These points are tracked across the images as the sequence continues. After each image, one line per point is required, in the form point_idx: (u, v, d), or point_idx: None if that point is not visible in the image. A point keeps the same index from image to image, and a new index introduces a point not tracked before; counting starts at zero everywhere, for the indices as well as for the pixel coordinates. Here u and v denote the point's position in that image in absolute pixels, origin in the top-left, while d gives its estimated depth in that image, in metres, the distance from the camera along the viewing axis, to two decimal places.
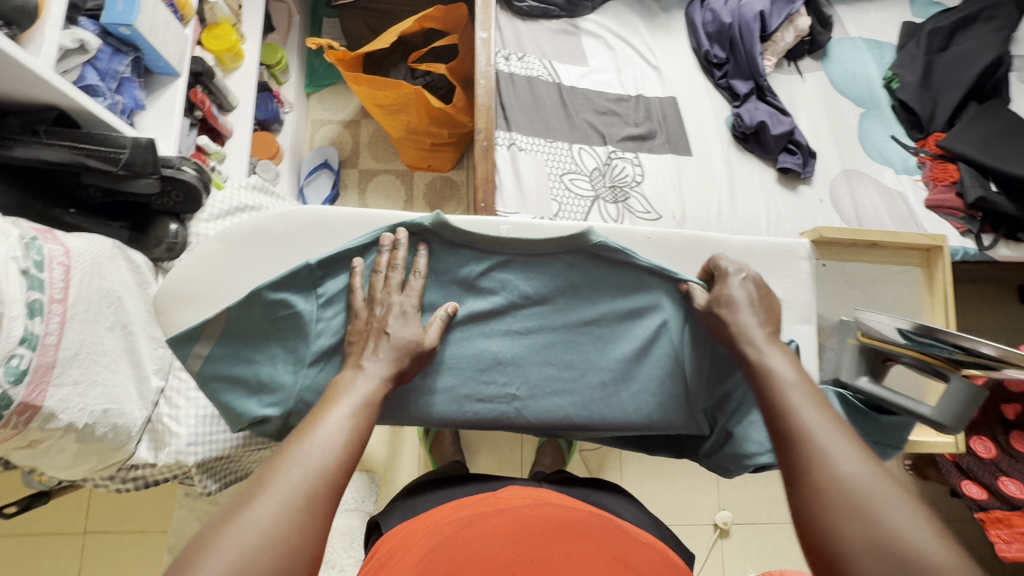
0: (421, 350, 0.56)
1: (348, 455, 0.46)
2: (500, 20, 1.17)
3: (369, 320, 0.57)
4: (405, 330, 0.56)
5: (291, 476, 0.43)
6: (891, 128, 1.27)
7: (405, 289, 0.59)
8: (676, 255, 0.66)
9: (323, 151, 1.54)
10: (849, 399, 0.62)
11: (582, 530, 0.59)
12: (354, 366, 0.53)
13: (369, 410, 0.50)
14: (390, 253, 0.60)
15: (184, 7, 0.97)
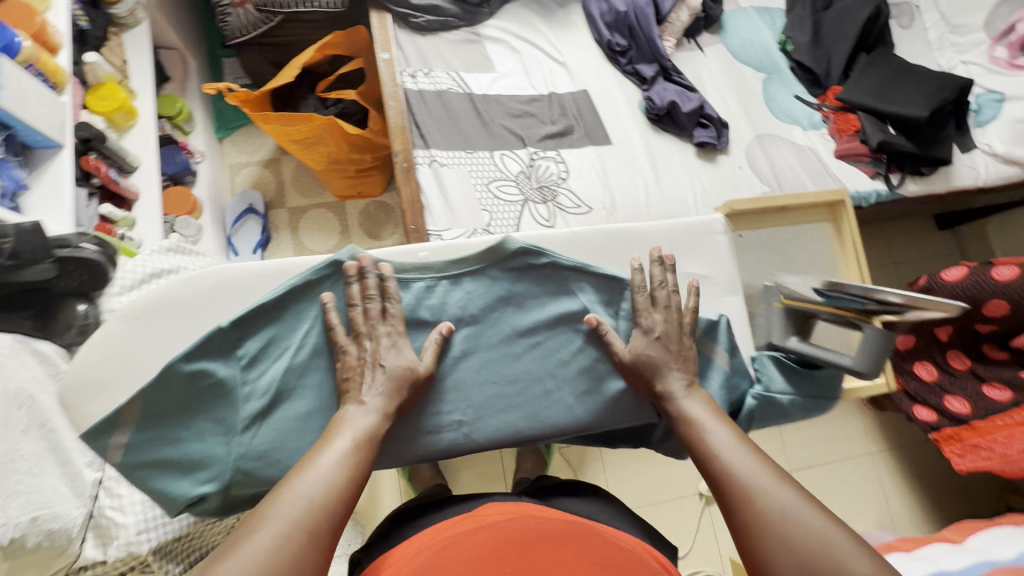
0: (415, 376, 0.56)
1: (348, 486, 0.48)
2: (400, 38, 1.15)
3: (361, 355, 0.56)
4: (400, 360, 0.56)
5: (291, 508, 0.44)
6: (793, 88, 1.32)
7: (387, 317, 0.58)
8: (599, 250, 0.67)
9: (247, 195, 1.49)
10: (782, 359, 0.65)
11: (564, 539, 0.58)
12: (355, 401, 0.54)
13: (369, 440, 0.52)
14: (361, 282, 0.58)
15: (57, 73, 0.88)
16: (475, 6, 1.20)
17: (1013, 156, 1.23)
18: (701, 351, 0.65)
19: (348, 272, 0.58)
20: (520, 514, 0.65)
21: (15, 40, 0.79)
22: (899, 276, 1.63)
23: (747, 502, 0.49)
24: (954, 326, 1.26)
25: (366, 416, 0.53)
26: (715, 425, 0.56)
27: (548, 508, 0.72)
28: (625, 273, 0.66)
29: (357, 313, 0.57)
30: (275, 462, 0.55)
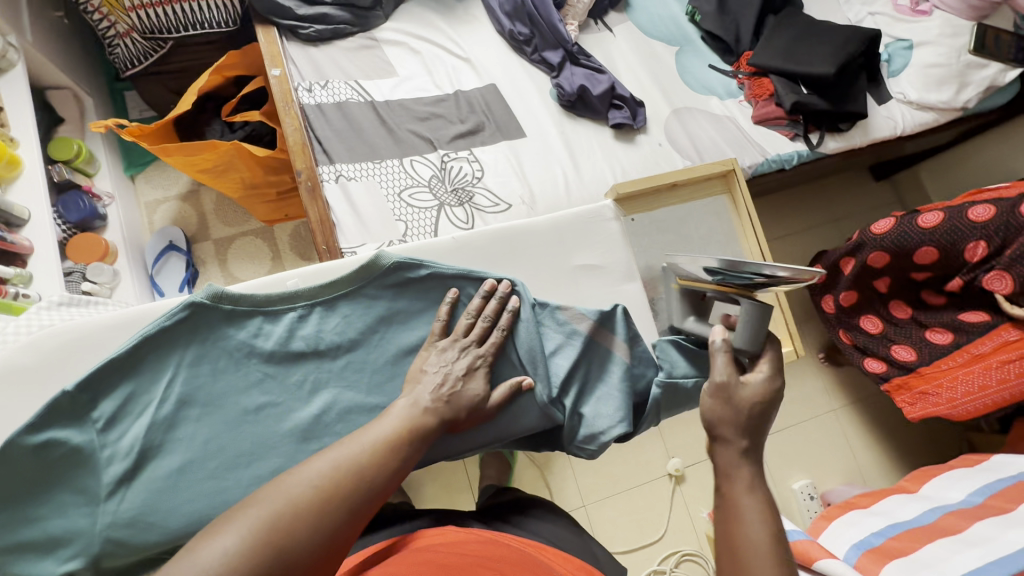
0: (478, 406, 0.56)
1: (367, 475, 0.46)
2: (291, 52, 1.10)
3: (450, 366, 0.56)
4: (472, 386, 0.56)
5: (317, 469, 0.44)
6: (707, 58, 1.31)
7: (483, 340, 0.59)
8: (484, 253, 0.64)
9: (166, 232, 1.42)
10: (682, 342, 0.65)
11: (493, 563, 0.55)
12: (410, 394, 0.53)
13: (415, 427, 0.51)
14: (490, 301, 0.60)
15: None
16: (367, 11, 1.16)
17: (927, 101, 1.23)
18: (599, 343, 0.63)
19: (488, 289, 0.60)
20: (460, 539, 0.62)
21: None
22: (840, 232, 1.64)
23: None
24: (891, 277, 1.23)
25: (408, 403, 0.52)
26: (754, 510, 0.51)
27: (470, 528, 0.67)
28: (513, 274, 0.63)
29: (472, 326, 0.59)
30: (150, 525, 0.52)
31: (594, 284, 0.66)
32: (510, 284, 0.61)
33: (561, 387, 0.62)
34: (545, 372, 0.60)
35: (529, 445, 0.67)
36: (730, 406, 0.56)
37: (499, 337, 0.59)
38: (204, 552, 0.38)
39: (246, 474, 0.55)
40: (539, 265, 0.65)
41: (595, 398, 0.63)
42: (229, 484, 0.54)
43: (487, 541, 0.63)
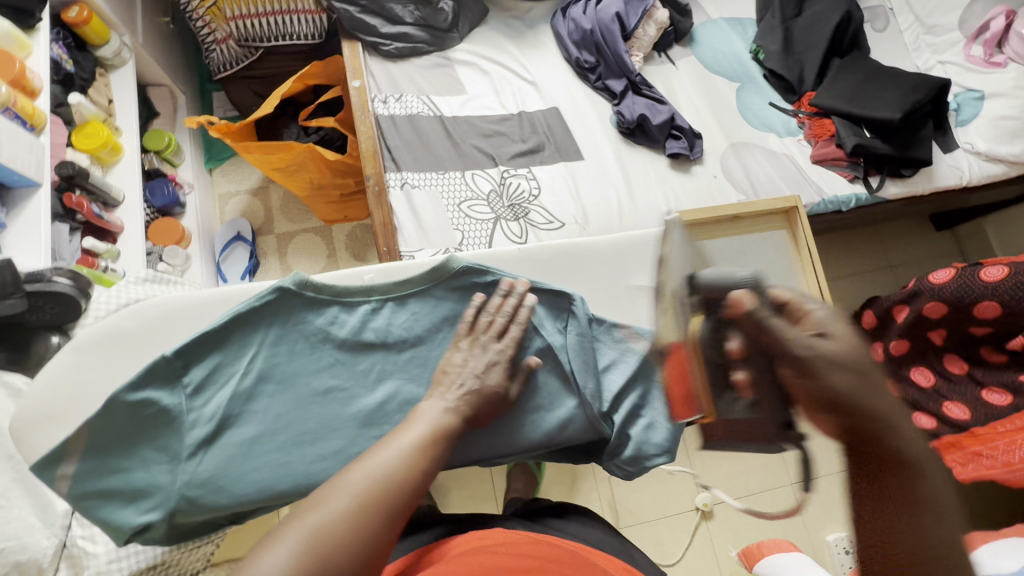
0: (497, 397, 0.59)
1: (402, 480, 0.48)
2: (371, 66, 1.18)
3: (467, 361, 0.59)
4: (492, 379, 0.58)
5: (356, 482, 0.46)
6: (768, 96, 1.32)
7: (502, 335, 0.61)
8: (547, 266, 0.67)
9: (235, 223, 1.53)
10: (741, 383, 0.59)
11: (548, 565, 0.57)
12: (436, 396, 0.56)
13: (442, 434, 0.53)
14: (504, 297, 0.62)
15: (35, 115, 0.91)
16: (445, 32, 1.23)
17: (996, 153, 1.20)
18: None
19: (503, 285, 0.63)
20: (511, 539, 0.64)
21: None
22: (895, 280, 1.59)
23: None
24: (947, 329, 1.20)
25: (437, 412, 0.54)
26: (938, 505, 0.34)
27: (497, 528, 0.68)
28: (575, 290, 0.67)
29: (494, 322, 0.61)
30: (220, 488, 0.56)
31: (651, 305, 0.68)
32: (570, 297, 0.64)
33: (612, 403, 0.64)
34: (597, 386, 0.63)
35: (568, 458, 0.69)
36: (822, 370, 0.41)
37: (518, 332, 0.61)
38: (256, 568, 0.40)
39: (310, 450, 0.58)
40: (597, 282, 0.68)
41: (644, 423, 0.65)
42: (294, 459, 0.58)
43: (514, 539, 0.64)
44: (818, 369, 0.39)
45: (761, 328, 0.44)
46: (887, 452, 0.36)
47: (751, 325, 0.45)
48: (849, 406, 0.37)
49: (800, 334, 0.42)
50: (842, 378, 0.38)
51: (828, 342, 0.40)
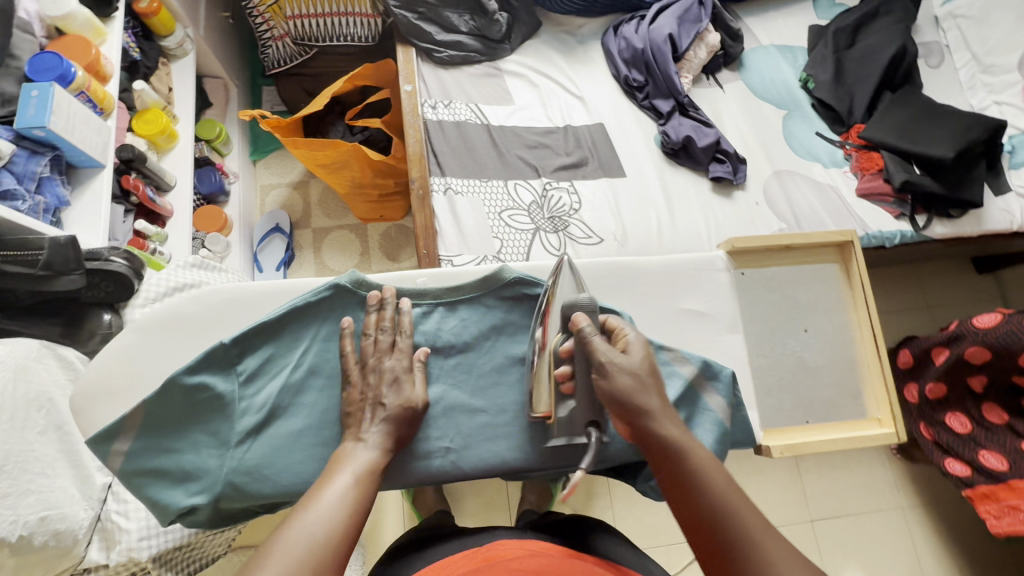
0: (414, 413, 0.58)
1: (340, 534, 0.46)
2: (423, 72, 1.20)
3: (364, 390, 0.58)
4: (399, 397, 0.57)
5: (291, 545, 0.44)
6: (815, 125, 1.30)
7: (395, 350, 0.60)
8: (598, 282, 0.68)
9: (274, 215, 1.56)
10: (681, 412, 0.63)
11: None
12: (354, 438, 0.55)
13: (371, 479, 0.52)
14: (379, 312, 0.61)
15: (104, 100, 0.94)
16: (497, 43, 1.25)
17: None
18: (698, 393, 0.65)
19: (369, 302, 0.62)
20: (534, 553, 0.63)
21: (70, 71, 0.84)
22: (932, 320, 1.55)
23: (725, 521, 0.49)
24: (989, 376, 1.15)
25: (365, 458, 0.53)
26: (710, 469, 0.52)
27: (511, 543, 0.67)
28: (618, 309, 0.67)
29: (403, 341, 0.60)
30: (264, 477, 0.57)
31: (696, 329, 0.69)
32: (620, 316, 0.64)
33: None
34: None
35: (617, 473, 0.71)
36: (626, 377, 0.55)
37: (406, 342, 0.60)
38: None
39: None
40: (645, 304, 0.69)
41: None
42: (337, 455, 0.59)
43: (524, 555, 0.62)
44: (609, 376, 0.55)
45: (586, 344, 0.56)
46: (655, 439, 0.54)
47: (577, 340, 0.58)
48: (628, 402, 0.55)
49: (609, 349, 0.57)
50: (625, 381, 0.55)
51: (624, 357, 0.56)
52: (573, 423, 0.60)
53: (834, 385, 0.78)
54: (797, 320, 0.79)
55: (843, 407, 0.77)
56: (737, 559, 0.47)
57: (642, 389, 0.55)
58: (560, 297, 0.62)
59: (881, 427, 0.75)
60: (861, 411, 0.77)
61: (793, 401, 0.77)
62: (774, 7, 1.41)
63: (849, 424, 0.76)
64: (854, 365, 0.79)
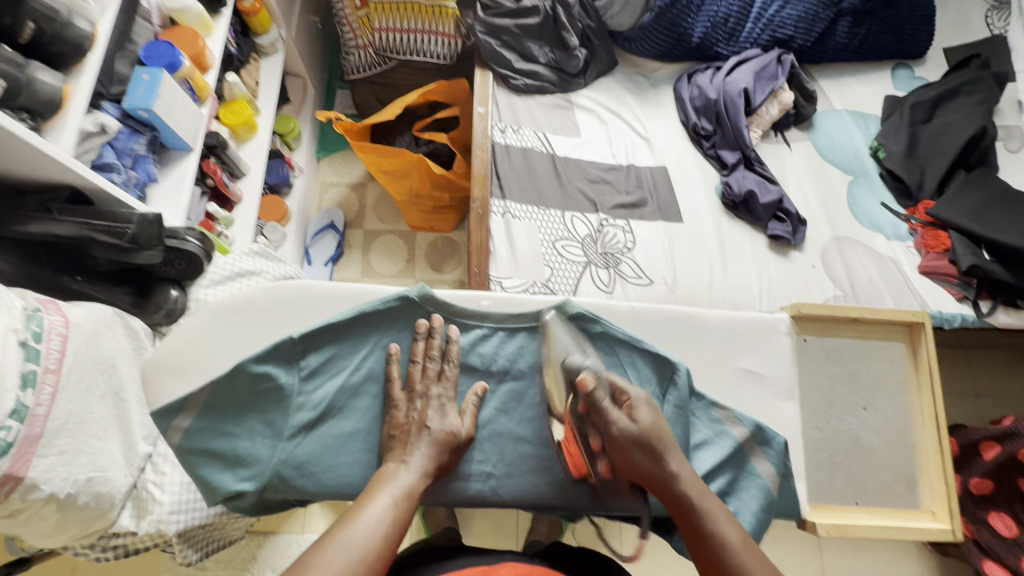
0: (457, 441, 0.59)
1: (381, 548, 0.47)
2: (497, 96, 1.24)
3: (409, 415, 0.59)
4: (444, 423, 0.59)
5: (334, 557, 0.45)
6: (880, 195, 1.28)
7: (442, 378, 0.62)
8: (657, 329, 0.68)
9: (330, 213, 1.61)
10: (719, 481, 0.62)
11: None
12: (399, 459, 0.56)
13: (409, 502, 0.52)
14: (427, 341, 0.63)
15: (202, 88, 1.00)
16: (572, 77, 1.28)
17: None
18: (747, 455, 0.64)
19: (418, 330, 0.64)
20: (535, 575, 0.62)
21: (178, 60, 0.90)
22: (980, 410, 1.47)
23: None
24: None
25: (408, 481, 0.53)
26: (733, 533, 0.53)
27: (521, 568, 0.64)
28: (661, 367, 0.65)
29: (449, 371, 0.63)
30: (311, 474, 0.59)
31: (752, 392, 0.68)
32: (676, 367, 0.63)
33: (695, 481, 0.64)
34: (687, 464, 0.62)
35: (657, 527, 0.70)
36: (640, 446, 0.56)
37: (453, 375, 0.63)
38: None
39: None
40: (703, 358, 0.68)
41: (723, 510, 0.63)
42: None
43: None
44: (621, 446, 0.56)
45: (600, 412, 0.57)
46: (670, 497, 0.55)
47: (593, 405, 0.58)
48: (641, 466, 0.56)
49: (620, 414, 0.58)
50: (636, 451, 0.56)
51: (635, 423, 0.57)
52: (619, 486, 0.61)
53: (887, 468, 0.76)
54: (853, 395, 0.77)
55: (896, 494, 0.75)
56: None
57: (653, 454, 0.56)
58: (558, 355, 0.64)
59: (935, 521, 0.72)
60: (914, 500, 0.75)
61: (843, 479, 0.74)
62: (850, 72, 1.40)
63: (907, 513, 0.73)
64: (907, 450, 0.76)
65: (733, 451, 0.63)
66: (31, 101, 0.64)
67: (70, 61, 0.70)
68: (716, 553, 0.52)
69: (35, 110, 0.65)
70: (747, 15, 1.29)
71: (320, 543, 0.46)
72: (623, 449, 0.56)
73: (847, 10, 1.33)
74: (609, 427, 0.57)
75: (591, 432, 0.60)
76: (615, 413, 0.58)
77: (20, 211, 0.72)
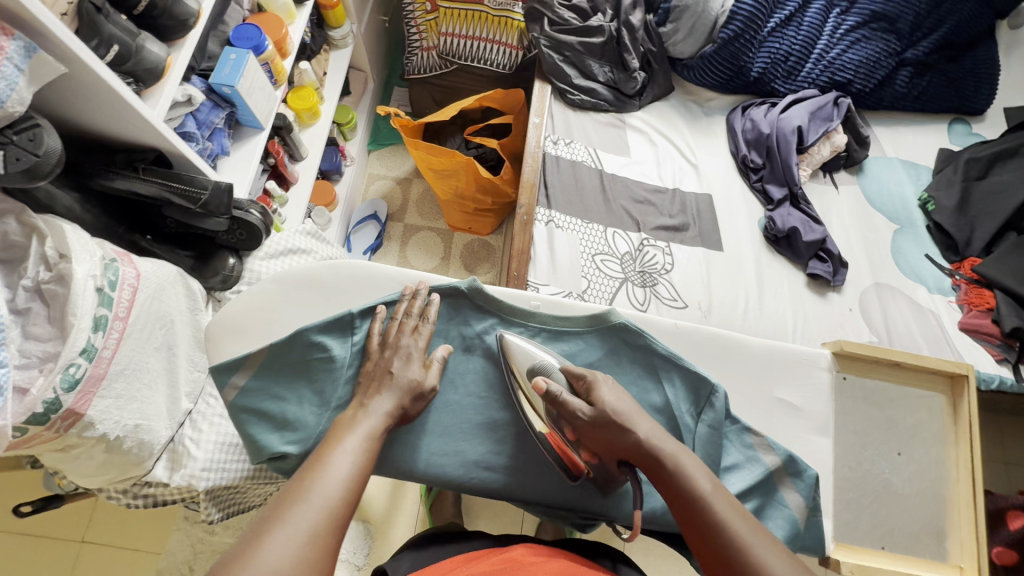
0: (420, 390, 0.61)
1: (351, 491, 0.50)
2: (553, 108, 1.28)
3: (379, 362, 0.62)
4: (408, 371, 0.61)
5: (308, 501, 0.47)
6: (925, 247, 1.27)
7: (416, 334, 0.65)
8: (698, 350, 0.69)
9: (374, 204, 1.65)
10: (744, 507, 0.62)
11: None
12: (357, 406, 0.58)
13: (368, 446, 0.55)
14: (410, 301, 0.67)
15: (280, 73, 1.05)
16: (627, 98, 1.31)
17: None
18: (776, 484, 0.64)
19: (405, 293, 0.67)
20: (546, 559, 0.63)
21: (264, 44, 0.96)
22: (1010, 479, 1.42)
23: (707, 516, 0.52)
24: None
25: (359, 442, 0.54)
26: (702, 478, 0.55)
27: (536, 551, 0.66)
28: (697, 393, 0.65)
29: (424, 329, 0.65)
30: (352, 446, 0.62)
31: (787, 423, 0.68)
32: (715, 390, 0.64)
33: None
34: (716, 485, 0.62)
35: (677, 545, 0.70)
36: (602, 421, 0.59)
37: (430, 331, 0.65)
38: None
39: (435, 442, 0.65)
40: (740, 383, 0.69)
41: None
42: (420, 445, 0.65)
43: (532, 564, 0.61)
44: (590, 431, 0.59)
45: (562, 404, 0.60)
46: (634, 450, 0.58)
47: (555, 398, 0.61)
48: (607, 429, 0.59)
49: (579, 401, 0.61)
50: (597, 435, 0.59)
51: (593, 407, 0.60)
52: (611, 471, 0.62)
53: (915, 519, 0.75)
54: (887, 441, 0.76)
55: (923, 545, 0.74)
56: (723, 544, 0.51)
57: (617, 428, 0.58)
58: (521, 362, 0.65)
59: None
60: (940, 554, 0.74)
61: (869, 523, 0.74)
62: (906, 121, 1.40)
63: (931, 565, 0.73)
64: (936, 504, 0.76)
65: (759, 475, 0.63)
66: (136, 67, 0.69)
67: (174, 35, 0.75)
68: (683, 492, 0.54)
69: (139, 76, 0.70)
70: (808, 55, 1.30)
71: (281, 507, 0.46)
72: (590, 431, 0.59)
73: (909, 60, 1.33)
74: (575, 415, 0.60)
75: (565, 425, 0.62)
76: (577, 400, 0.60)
77: (110, 167, 0.77)
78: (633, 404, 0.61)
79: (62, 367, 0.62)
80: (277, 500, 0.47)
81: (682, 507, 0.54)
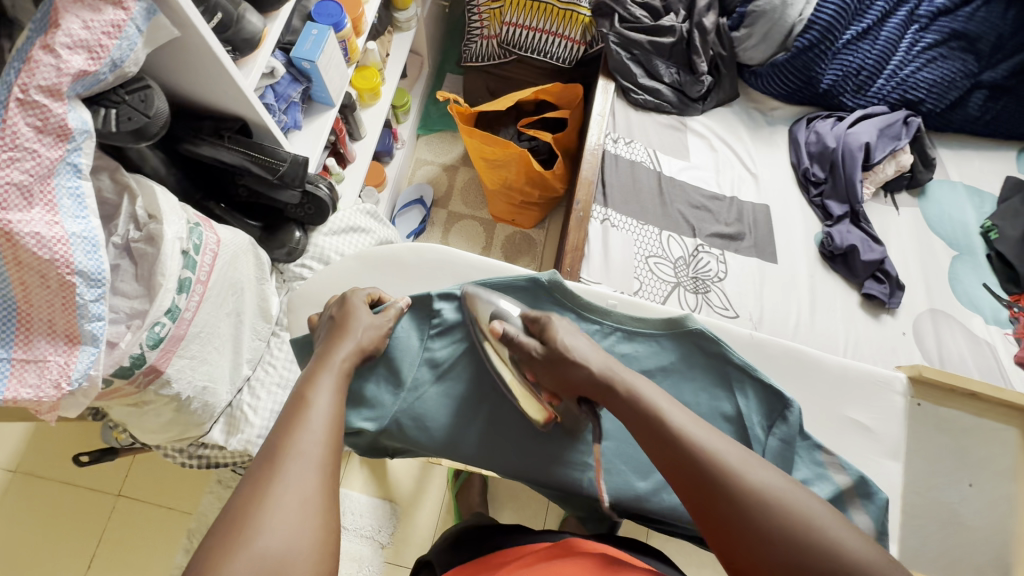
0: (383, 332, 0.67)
1: (335, 437, 0.53)
2: (615, 107, 1.28)
3: (326, 316, 0.69)
4: (367, 318, 0.67)
5: (298, 460, 0.49)
6: (984, 276, 1.23)
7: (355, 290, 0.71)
8: (772, 361, 0.72)
9: (420, 188, 1.66)
10: None
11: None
12: (322, 353, 0.63)
13: (342, 389, 0.58)
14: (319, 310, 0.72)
15: (354, 51, 1.05)
16: (689, 101, 1.30)
17: None
18: (844, 503, 0.63)
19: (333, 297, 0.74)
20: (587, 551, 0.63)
21: (343, 22, 0.96)
22: None
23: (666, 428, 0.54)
24: None
25: (328, 400, 0.55)
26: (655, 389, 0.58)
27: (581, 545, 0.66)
28: (769, 408, 0.65)
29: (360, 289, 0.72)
30: (424, 428, 0.68)
31: (859, 443, 0.71)
32: (792, 405, 0.63)
33: None
34: None
35: None
36: (554, 360, 0.64)
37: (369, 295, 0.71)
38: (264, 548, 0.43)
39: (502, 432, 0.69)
40: (812, 398, 0.71)
41: None
42: (485, 432, 0.69)
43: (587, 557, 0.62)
44: (542, 369, 0.65)
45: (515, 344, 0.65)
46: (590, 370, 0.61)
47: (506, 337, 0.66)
48: (557, 362, 0.63)
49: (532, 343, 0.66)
50: (550, 377, 0.64)
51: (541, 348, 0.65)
52: (570, 409, 0.66)
53: (971, 552, 0.74)
54: (948, 470, 0.75)
55: None
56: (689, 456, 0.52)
57: (564, 364, 0.63)
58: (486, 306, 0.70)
59: None
60: None
61: (925, 553, 0.73)
62: (975, 146, 1.36)
63: None
64: (996, 540, 0.74)
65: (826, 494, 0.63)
66: (235, 36, 0.69)
67: (271, 6, 0.76)
68: (641, 411, 0.56)
69: (236, 45, 0.71)
70: (880, 71, 1.27)
71: (262, 485, 0.46)
72: (546, 371, 0.64)
73: (985, 82, 1.29)
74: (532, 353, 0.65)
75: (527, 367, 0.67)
76: (531, 339, 0.66)
77: (198, 134, 0.78)
78: (588, 344, 0.65)
79: (149, 325, 0.63)
80: (256, 472, 0.48)
81: (642, 429, 0.56)
